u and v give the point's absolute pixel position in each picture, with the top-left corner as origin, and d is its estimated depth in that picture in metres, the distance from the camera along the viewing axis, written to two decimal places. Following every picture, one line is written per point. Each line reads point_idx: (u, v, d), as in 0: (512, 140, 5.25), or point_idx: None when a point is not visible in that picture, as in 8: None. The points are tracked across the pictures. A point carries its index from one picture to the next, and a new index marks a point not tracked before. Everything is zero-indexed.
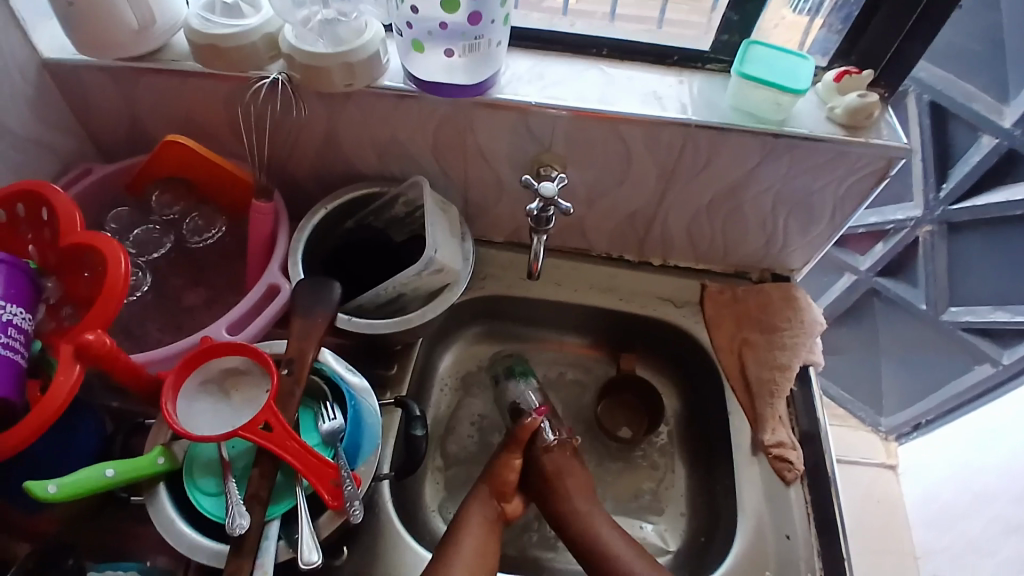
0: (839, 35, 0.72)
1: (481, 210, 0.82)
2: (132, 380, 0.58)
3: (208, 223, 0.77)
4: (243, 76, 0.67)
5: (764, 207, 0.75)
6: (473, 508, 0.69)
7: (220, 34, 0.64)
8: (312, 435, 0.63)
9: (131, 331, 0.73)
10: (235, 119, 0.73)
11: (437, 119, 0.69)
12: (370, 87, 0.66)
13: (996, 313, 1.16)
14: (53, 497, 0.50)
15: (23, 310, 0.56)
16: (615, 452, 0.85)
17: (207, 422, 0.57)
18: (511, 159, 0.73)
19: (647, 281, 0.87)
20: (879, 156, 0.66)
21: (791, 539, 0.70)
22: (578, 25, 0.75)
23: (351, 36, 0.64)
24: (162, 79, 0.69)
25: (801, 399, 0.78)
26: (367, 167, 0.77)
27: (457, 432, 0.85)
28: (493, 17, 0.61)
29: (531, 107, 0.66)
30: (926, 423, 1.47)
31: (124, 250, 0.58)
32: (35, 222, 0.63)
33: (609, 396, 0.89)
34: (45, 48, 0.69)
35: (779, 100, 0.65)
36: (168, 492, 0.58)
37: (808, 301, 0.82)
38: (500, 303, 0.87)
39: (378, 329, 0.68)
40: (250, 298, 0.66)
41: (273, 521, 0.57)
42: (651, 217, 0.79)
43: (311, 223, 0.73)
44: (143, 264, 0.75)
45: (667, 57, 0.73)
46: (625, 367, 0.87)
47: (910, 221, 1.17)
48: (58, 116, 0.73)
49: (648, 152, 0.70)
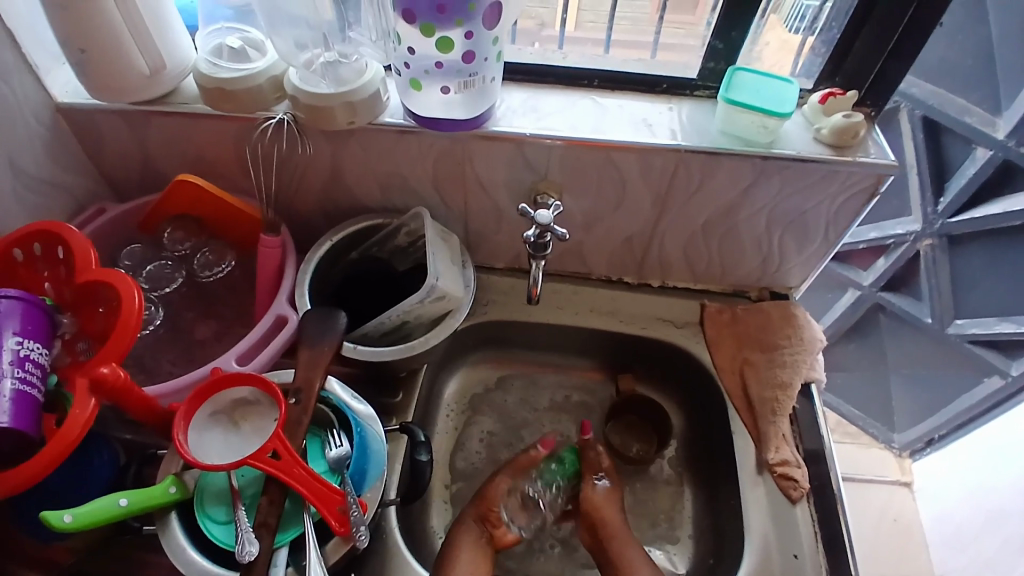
0: (823, 58, 0.74)
1: (482, 238, 0.84)
2: (144, 413, 0.60)
3: (219, 258, 0.79)
4: (250, 117, 0.70)
5: (759, 227, 0.77)
6: (468, 535, 0.71)
7: (227, 78, 0.67)
8: (319, 462, 0.64)
9: (145, 364, 0.75)
10: (242, 157, 0.75)
11: (436, 152, 0.71)
12: (372, 124, 0.69)
13: (1001, 325, 1.16)
14: (70, 527, 0.52)
15: (40, 346, 0.58)
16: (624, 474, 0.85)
17: (217, 451, 0.58)
18: (510, 187, 0.75)
19: (647, 302, 0.88)
20: (869, 174, 0.68)
21: (800, 559, 0.70)
22: (571, 57, 0.78)
23: (352, 76, 0.67)
24: (172, 121, 0.72)
25: (804, 416, 0.79)
26: (371, 199, 0.79)
27: (465, 448, 0.86)
28: (486, 56, 0.64)
29: (526, 138, 0.69)
30: (939, 438, 1.46)
31: (138, 285, 0.60)
32: (50, 261, 0.65)
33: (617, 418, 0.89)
34: (58, 93, 0.72)
35: (766, 123, 0.67)
36: (179, 520, 0.60)
37: (808, 319, 0.83)
38: (504, 328, 0.88)
39: (383, 357, 0.70)
40: (258, 330, 0.68)
41: (281, 548, 0.58)
42: (648, 241, 0.81)
43: (316, 255, 0.75)
44: (155, 298, 0.77)
45: (658, 85, 0.76)
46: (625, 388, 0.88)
47: (910, 236, 1.18)
48: (71, 158, 0.76)
49: (642, 177, 0.72)
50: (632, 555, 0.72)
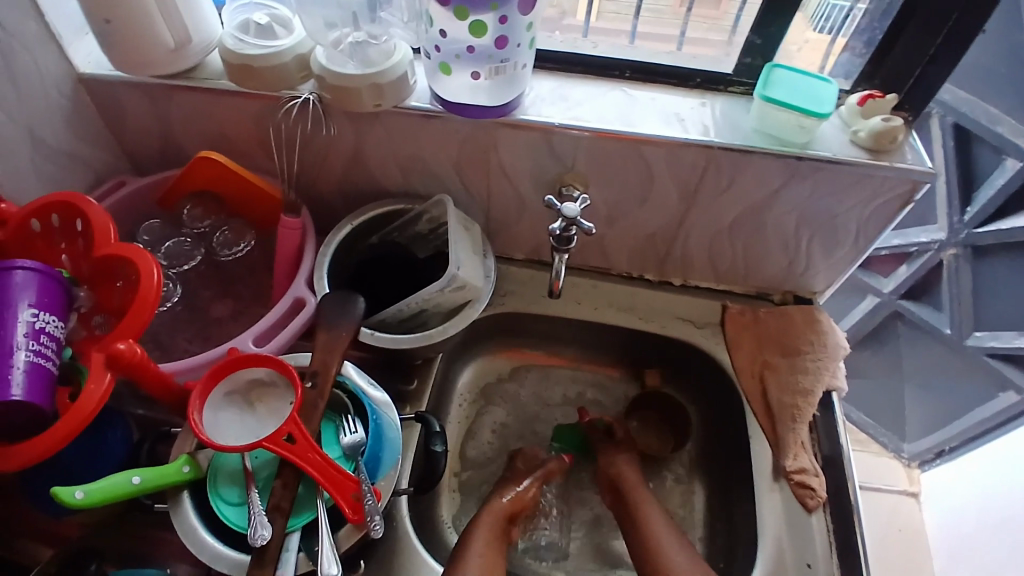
0: (862, 58, 0.72)
1: (503, 228, 0.83)
2: (159, 390, 0.59)
3: (238, 237, 0.79)
4: (275, 95, 0.69)
5: (788, 228, 0.75)
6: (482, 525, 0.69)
7: (254, 54, 0.66)
8: (333, 447, 0.63)
9: (161, 341, 0.75)
10: (265, 136, 0.74)
11: (461, 138, 0.70)
12: (397, 107, 0.68)
13: (1021, 339, 1.14)
14: (81, 504, 0.51)
15: (56, 318, 0.58)
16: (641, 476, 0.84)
17: (232, 432, 0.58)
18: (534, 177, 0.74)
19: (668, 300, 0.87)
20: (904, 180, 0.66)
21: (813, 568, 0.69)
22: (601, 47, 0.76)
23: (380, 58, 0.66)
24: (194, 96, 0.71)
25: (823, 424, 0.77)
26: (393, 184, 0.78)
27: (477, 438, 0.86)
28: (519, 41, 0.62)
29: (554, 128, 0.67)
30: (950, 450, 1.44)
31: (156, 260, 0.59)
32: (69, 233, 0.65)
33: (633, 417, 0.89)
34: (80, 63, 0.71)
35: (803, 123, 0.66)
36: (191, 501, 0.59)
37: (831, 325, 0.81)
38: (521, 320, 0.87)
39: (400, 344, 0.69)
40: (276, 311, 0.67)
41: (293, 533, 0.58)
42: (671, 238, 0.80)
43: (336, 239, 0.74)
44: (173, 275, 0.76)
45: (690, 79, 0.74)
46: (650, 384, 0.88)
47: (935, 244, 1.16)
48: (91, 131, 0.76)
49: (671, 172, 0.70)
50: (650, 512, 0.72)
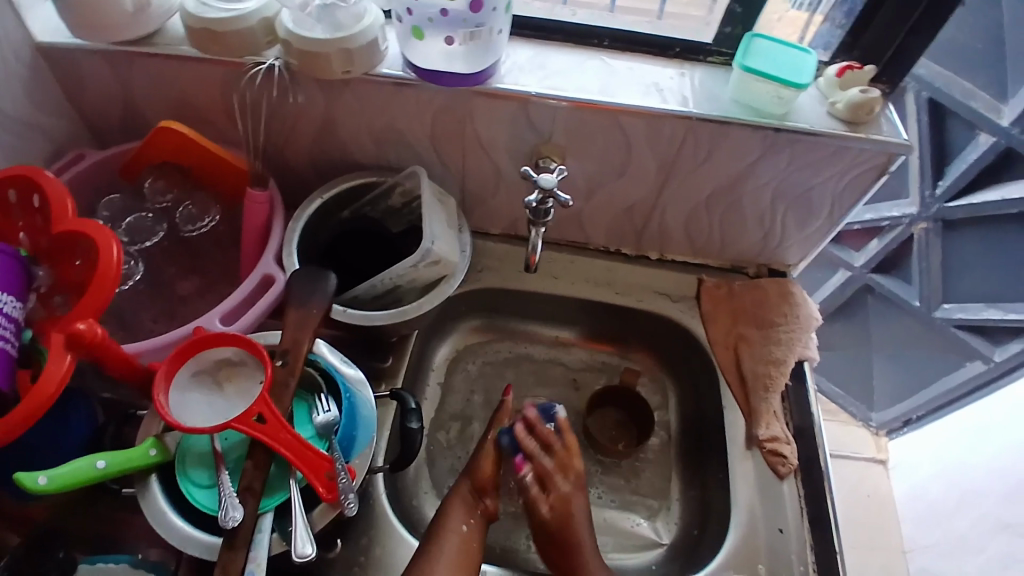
0: (842, 30, 0.71)
1: (479, 202, 0.81)
2: (122, 370, 0.57)
3: (202, 211, 0.75)
4: (239, 62, 0.66)
5: (763, 202, 0.75)
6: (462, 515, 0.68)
7: (215, 18, 0.63)
8: (306, 428, 0.61)
9: (125, 320, 0.72)
10: (230, 105, 0.71)
11: (436, 108, 0.68)
12: (368, 74, 0.65)
13: (988, 311, 1.17)
14: (44, 489, 0.49)
15: (13, 298, 0.55)
16: (609, 465, 0.83)
17: (199, 413, 0.56)
18: (510, 149, 0.72)
19: (644, 275, 0.86)
20: (880, 152, 0.66)
21: (784, 534, 0.70)
22: (579, 15, 0.74)
23: (350, 22, 0.63)
24: (156, 64, 0.68)
25: (795, 394, 0.78)
26: (364, 155, 0.76)
27: (451, 411, 0.85)
28: (495, 5, 0.60)
29: (531, 98, 0.65)
30: (917, 419, 1.48)
31: (116, 237, 0.57)
32: (26, 209, 0.62)
33: (600, 411, 0.88)
34: (38, 31, 0.67)
35: (781, 93, 0.65)
36: (160, 485, 0.58)
37: (804, 297, 0.82)
38: (497, 296, 0.87)
39: (373, 321, 0.67)
40: (244, 289, 0.65)
41: (266, 514, 0.57)
42: (648, 212, 0.79)
43: (306, 213, 0.72)
44: (135, 252, 0.73)
45: (670, 48, 0.73)
46: (628, 380, 0.86)
47: (906, 219, 1.17)
48: (50, 100, 0.72)
49: (649, 144, 0.69)
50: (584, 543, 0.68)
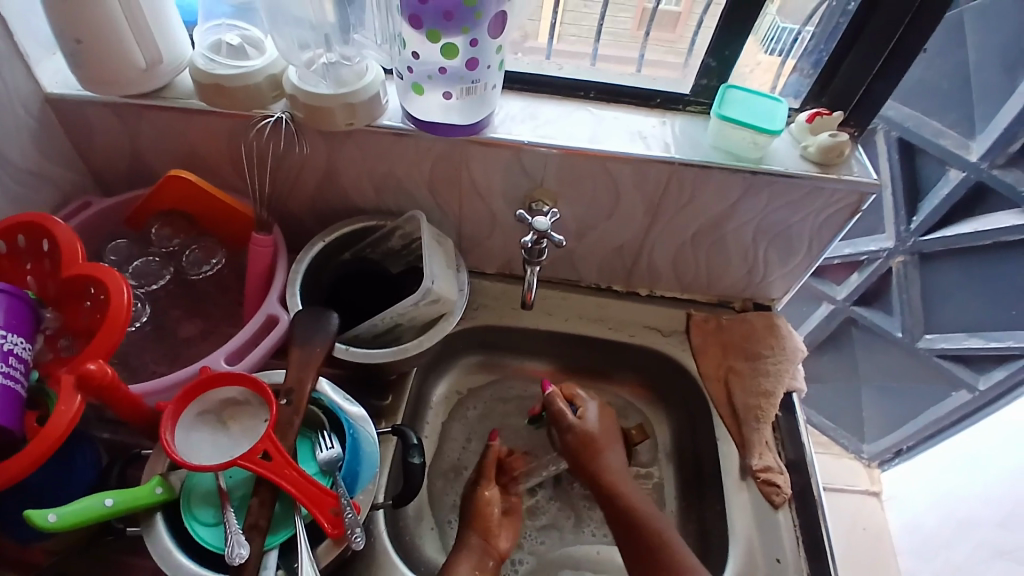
0: (810, 79, 0.77)
1: (474, 243, 0.84)
2: (129, 411, 0.58)
3: (207, 255, 0.78)
4: (247, 114, 0.70)
5: (746, 239, 0.79)
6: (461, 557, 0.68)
7: (224, 74, 0.67)
8: (309, 464, 0.63)
9: (129, 363, 0.74)
10: (236, 155, 0.75)
11: (433, 156, 0.72)
12: (370, 126, 0.69)
13: (970, 340, 1.20)
14: (54, 527, 0.50)
15: (23, 340, 0.57)
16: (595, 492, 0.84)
17: (205, 452, 0.57)
18: (505, 194, 0.76)
19: (635, 310, 0.89)
20: (852, 191, 0.70)
21: (782, 563, 0.71)
22: (565, 68, 0.79)
23: (353, 78, 0.67)
24: (165, 115, 0.71)
25: (786, 425, 0.81)
26: (364, 201, 0.79)
27: (451, 446, 0.87)
28: (488, 64, 0.64)
29: (524, 145, 0.69)
30: (907, 449, 1.50)
31: (125, 279, 0.59)
32: (35, 253, 0.64)
33: None
34: (47, 82, 0.70)
35: (756, 139, 0.69)
36: (165, 524, 0.58)
37: (790, 330, 0.85)
38: (493, 333, 0.89)
39: (375, 358, 0.69)
40: (249, 329, 0.67)
41: (271, 551, 0.58)
42: (637, 250, 0.83)
43: (309, 256, 0.75)
44: (143, 295, 0.76)
45: (652, 98, 0.77)
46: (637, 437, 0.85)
47: (884, 253, 1.22)
48: (59, 153, 0.75)
49: (636, 187, 0.73)
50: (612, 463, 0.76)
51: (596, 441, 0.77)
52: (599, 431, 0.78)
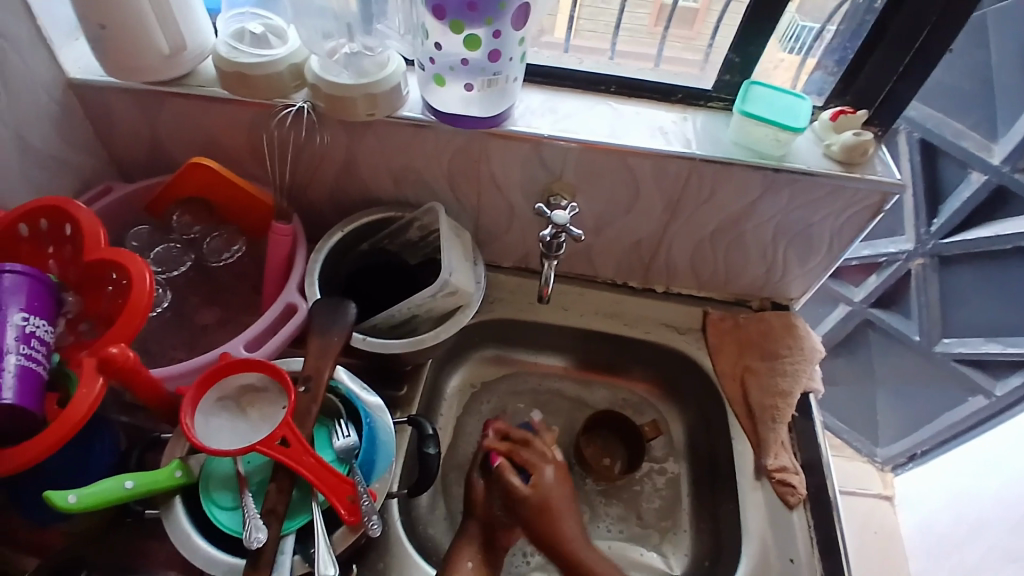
0: (834, 77, 0.76)
1: (491, 236, 0.84)
2: (149, 394, 0.59)
3: (227, 243, 0.78)
4: (269, 103, 0.70)
5: (765, 237, 0.78)
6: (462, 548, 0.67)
7: (245, 62, 0.67)
8: (325, 451, 0.64)
9: (148, 348, 0.74)
10: (256, 144, 0.75)
11: (452, 149, 0.72)
12: (390, 117, 0.69)
13: (988, 345, 1.18)
14: (74, 508, 0.51)
15: (45, 322, 0.58)
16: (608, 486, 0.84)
17: (223, 437, 0.58)
18: (523, 188, 0.76)
19: (652, 307, 0.89)
20: (874, 190, 0.69)
21: (795, 563, 0.71)
22: (586, 63, 0.79)
23: (375, 69, 0.67)
24: (187, 103, 0.72)
25: (802, 425, 0.80)
26: (383, 193, 0.80)
27: (465, 438, 0.87)
28: (511, 55, 0.64)
29: (543, 139, 0.69)
30: (922, 454, 1.48)
31: (148, 267, 0.60)
32: (57, 237, 0.65)
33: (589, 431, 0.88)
34: (70, 68, 0.71)
35: (778, 136, 0.69)
36: (184, 506, 0.59)
37: (808, 330, 0.84)
38: (508, 327, 0.89)
39: (391, 349, 0.69)
40: (268, 317, 0.68)
41: (288, 536, 0.58)
42: (655, 247, 0.82)
43: (327, 246, 0.75)
44: (164, 281, 0.76)
45: (673, 94, 0.77)
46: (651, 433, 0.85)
47: (902, 254, 1.21)
48: (81, 139, 0.75)
49: (655, 182, 0.73)
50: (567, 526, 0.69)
51: (555, 507, 0.69)
52: (558, 497, 0.70)
